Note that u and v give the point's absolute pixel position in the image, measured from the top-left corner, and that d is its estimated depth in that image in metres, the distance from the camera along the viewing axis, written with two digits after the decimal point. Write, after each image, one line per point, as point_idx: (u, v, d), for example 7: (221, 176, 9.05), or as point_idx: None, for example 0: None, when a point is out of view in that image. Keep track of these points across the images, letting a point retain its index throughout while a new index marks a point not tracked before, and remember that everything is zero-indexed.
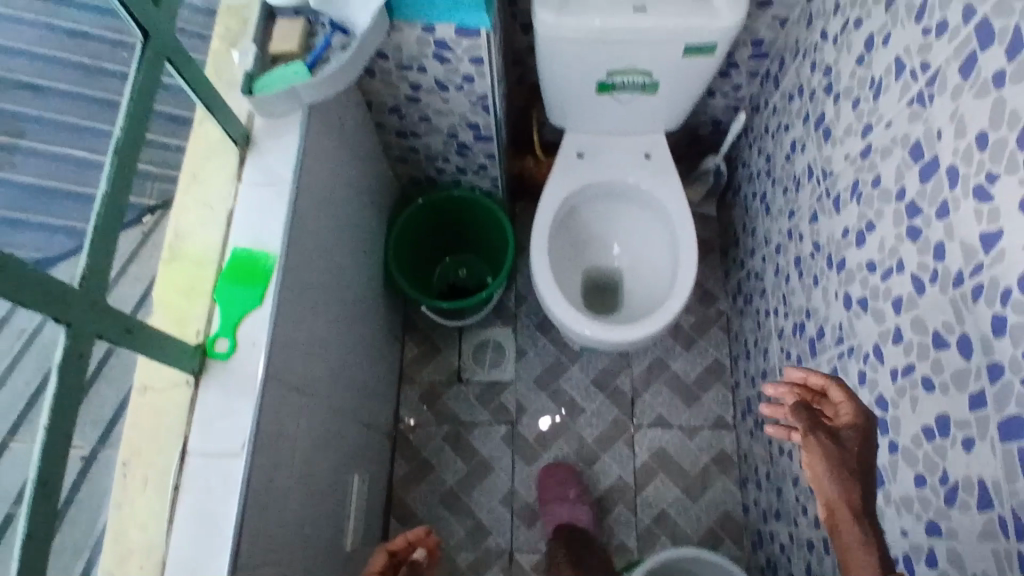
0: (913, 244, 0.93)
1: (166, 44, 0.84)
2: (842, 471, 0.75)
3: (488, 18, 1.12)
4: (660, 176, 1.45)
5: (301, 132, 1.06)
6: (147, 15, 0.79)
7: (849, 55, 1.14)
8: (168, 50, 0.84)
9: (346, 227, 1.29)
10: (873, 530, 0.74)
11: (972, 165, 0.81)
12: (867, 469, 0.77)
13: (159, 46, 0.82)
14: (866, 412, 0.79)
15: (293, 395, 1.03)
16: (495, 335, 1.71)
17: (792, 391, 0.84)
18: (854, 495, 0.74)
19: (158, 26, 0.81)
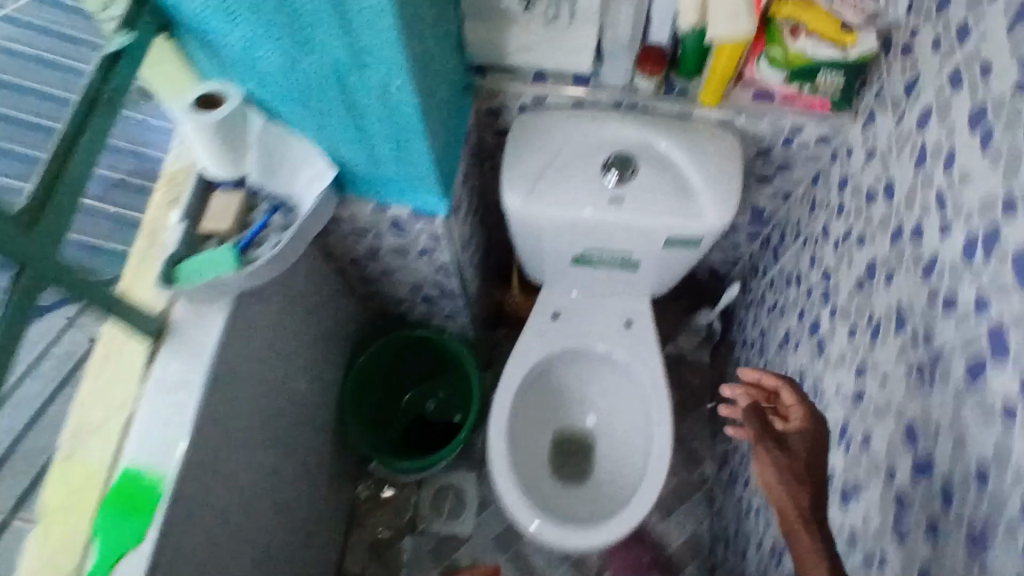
0: (899, 547, 0.79)
1: (45, 269, 0.75)
2: (793, 474, 0.82)
3: (446, 202, 1.01)
4: (639, 350, 1.33)
5: (222, 326, 0.97)
6: (11, 248, 0.70)
7: (849, 272, 1.00)
8: (49, 278, 0.75)
9: (284, 396, 1.19)
10: (823, 533, 0.77)
11: (971, 499, 0.68)
12: (816, 474, 0.82)
13: (32, 275, 0.73)
14: (813, 415, 0.87)
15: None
16: (458, 480, 1.62)
17: (746, 392, 0.93)
18: (800, 499, 0.80)
19: (29, 258, 0.72)
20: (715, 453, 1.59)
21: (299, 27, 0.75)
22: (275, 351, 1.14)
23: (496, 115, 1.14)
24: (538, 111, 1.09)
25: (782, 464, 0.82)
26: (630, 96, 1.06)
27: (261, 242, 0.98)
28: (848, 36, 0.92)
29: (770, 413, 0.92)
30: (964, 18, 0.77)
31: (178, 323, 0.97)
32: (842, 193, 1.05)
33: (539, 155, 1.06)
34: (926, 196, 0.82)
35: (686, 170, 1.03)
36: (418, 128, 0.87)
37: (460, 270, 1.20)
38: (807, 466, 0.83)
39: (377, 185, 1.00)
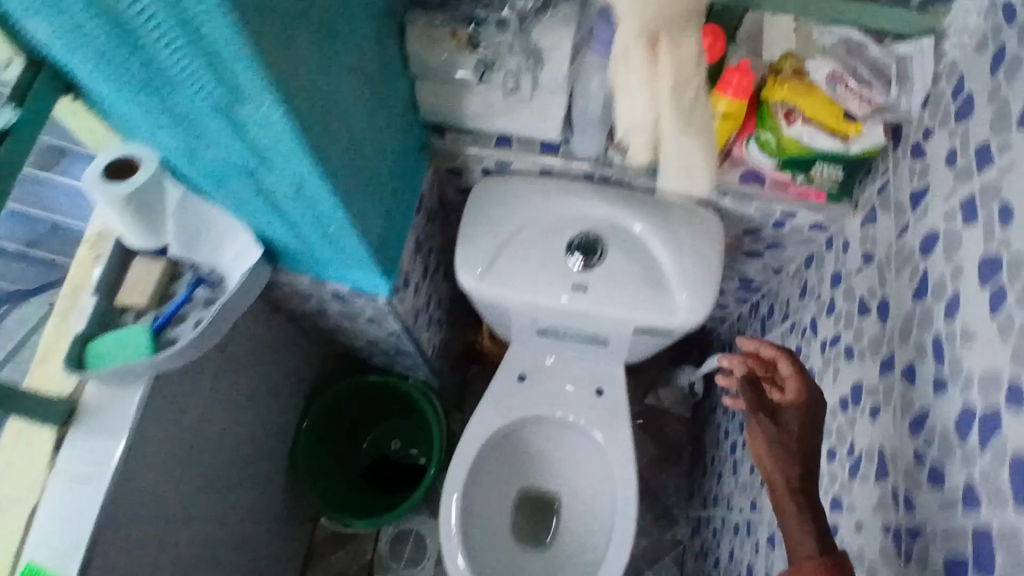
0: None
1: None
2: (783, 447, 0.74)
3: (388, 284, 0.91)
4: (611, 422, 1.23)
5: (137, 413, 0.90)
6: None
7: (835, 384, 0.90)
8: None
9: (219, 460, 1.12)
10: (813, 506, 0.70)
11: None
12: (809, 444, 0.75)
13: None
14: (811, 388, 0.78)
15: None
16: (418, 525, 1.55)
17: (744, 362, 0.85)
18: (792, 471, 0.71)
19: None
20: (690, 514, 1.50)
21: (184, 125, 0.63)
22: (208, 417, 1.06)
23: (458, 175, 1.03)
24: (500, 177, 0.97)
25: (770, 445, 0.74)
26: (603, 168, 0.94)
27: (182, 319, 0.90)
28: (852, 125, 0.79)
29: (766, 384, 0.84)
30: (985, 143, 0.64)
31: (88, 402, 0.89)
32: (834, 290, 0.94)
33: (498, 229, 0.95)
34: (922, 338, 0.72)
35: (659, 258, 0.93)
36: (344, 221, 0.76)
37: (415, 336, 1.10)
38: (801, 446, 0.74)
39: (311, 262, 0.90)
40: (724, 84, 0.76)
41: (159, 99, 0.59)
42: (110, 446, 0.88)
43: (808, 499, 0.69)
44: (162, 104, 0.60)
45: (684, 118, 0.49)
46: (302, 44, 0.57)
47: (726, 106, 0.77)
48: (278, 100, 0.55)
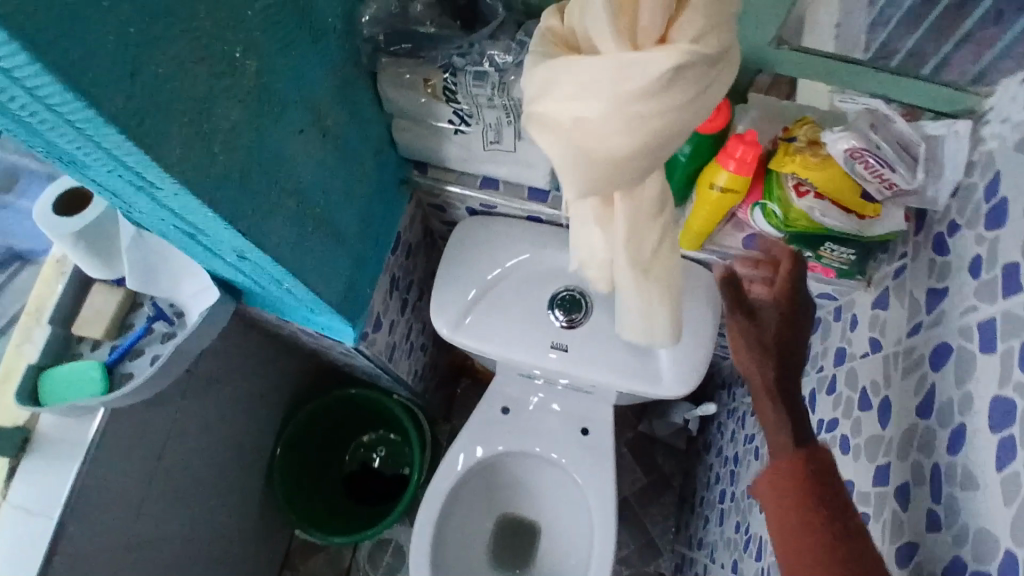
0: None
1: None
2: (760, 342, 0.64)
3: (355, 329, 0.85)
4: (595, 465, 1.18)
5: (91, 446, 0.86)
6: None
7: None
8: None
9: (187, 479, 1.09)
10: (793, 411, 0.61)
11: None
12: (794, 343, 0.64)
13: None
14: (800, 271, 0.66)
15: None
16: (398, 535, 1.52)
17: None
18: (768, 373, 0.63)
19: None
20: (674, 549, 1.46)
21: (107, 192, 0.56)
22: (175, 439, 1.04)
23: (442, 210, 0.97)
24: (484, 220, 0.91)
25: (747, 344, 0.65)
26: None
27: (139, 353, 0.86)
28: (871, 207, 0.72)
29: None
30: (1015, 265, 0.56)
31: (44, 433, 0.86)
32: (837, 369, 0.87)
33: (477, 277, 0.89)
34: (921, 461, 0.65)
35: None
36: (297, 281, 0.69)
37: (392, 369, 1.06)
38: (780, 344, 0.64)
39: (276, 304, 0.84)
40: (727, 153, 0.67)
41: (72, 168, 0.51)
42: (61, 480, 0.85)
43: (780, 390, 0.62)
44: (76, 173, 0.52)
45: (643, 272, 0.51)
46: (225, 125, 0.48)
47: (728, 178, 0.68)
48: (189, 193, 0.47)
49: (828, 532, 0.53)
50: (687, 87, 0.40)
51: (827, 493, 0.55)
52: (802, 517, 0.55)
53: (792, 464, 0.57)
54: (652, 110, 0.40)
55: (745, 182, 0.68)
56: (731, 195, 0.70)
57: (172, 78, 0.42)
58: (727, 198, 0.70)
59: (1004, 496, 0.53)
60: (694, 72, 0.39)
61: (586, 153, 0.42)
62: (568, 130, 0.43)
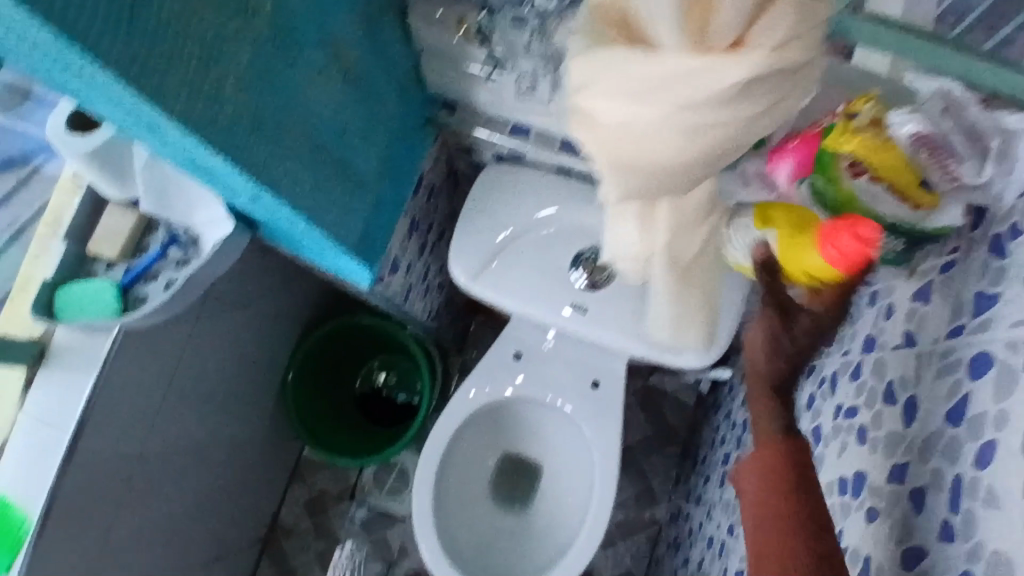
0: None
1: None
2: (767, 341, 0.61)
3: (372, 273, 0.83)
4: (602, 416, 1.18)
5: (104, 363, 0.87)
6: None
7: (837, 459, 0.82)
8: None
9: (199, 395, 1.12)
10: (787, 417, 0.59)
11: None
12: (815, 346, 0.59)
13: None
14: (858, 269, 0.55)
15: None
16: (404, 459, 1.57)
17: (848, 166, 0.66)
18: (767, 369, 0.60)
19: None
20: (671, 500, 1.48)
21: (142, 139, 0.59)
22: (189, 357, 1.05)
23: (469, 152, 0.92)
24: (510, 169, 0.87)
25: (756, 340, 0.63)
26: None
27: (154, 276, 0.85)
28: (927, 197, 0.65)
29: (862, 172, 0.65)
30: None
31: (59, 347, 0.87)
32: (864, 355, 0.84)
33: (501, 226, 0.86)
34: (941, 467, 0.63)
35: None
36: (310, 228, 0.67)
37: (407, 308, 1.05)
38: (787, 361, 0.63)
39: (292, 241, 0.82)
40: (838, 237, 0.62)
41: (99, 111, 0.55)
42: (74, 395, 0.86)
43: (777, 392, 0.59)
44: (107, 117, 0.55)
45: (682, 274, 0.55)
46: (234, 69, 0.50)
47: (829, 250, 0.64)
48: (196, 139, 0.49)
49: (794, 516, 0.54)
50: (752, 100, 0.44)
51: (798, 481, 0.55)
52: (768, 513, 0.55)
53: (768, 456, 0.57)
54: (706, 123, 0.44)
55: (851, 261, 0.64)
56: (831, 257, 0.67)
57: (167, 21, 0.43)
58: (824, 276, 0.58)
59: None
60: (756, 86, 0.43)
61: (630, 162, 0.46)
62: (620, 137, 0.46)
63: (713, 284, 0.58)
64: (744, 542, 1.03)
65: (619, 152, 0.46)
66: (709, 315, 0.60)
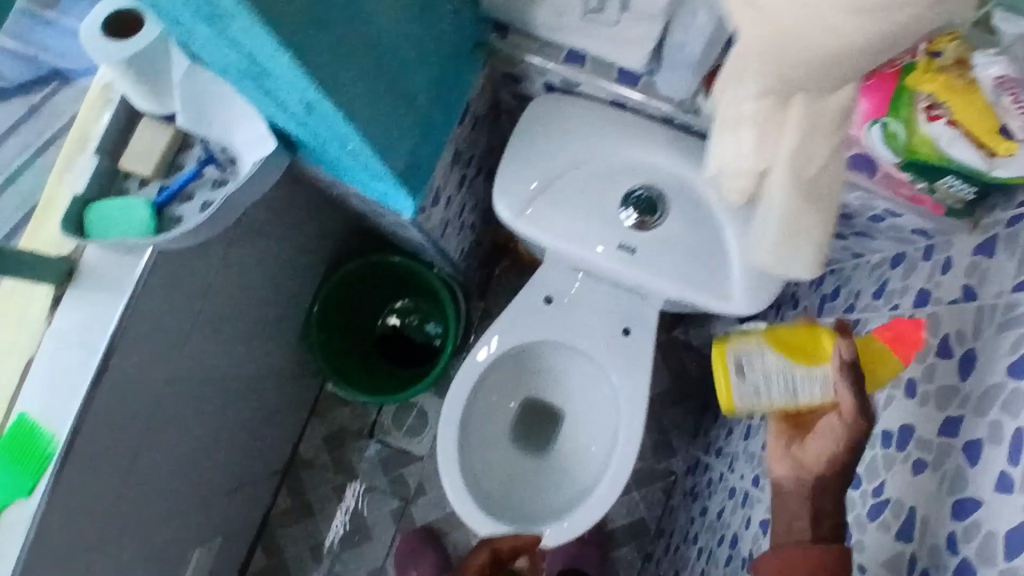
0: None
1: None
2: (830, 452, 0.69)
3: (415, 202, 0.80)
4: (631, 365, 1.17)
5: (136, 284, 0.84)
6: None
7: (881, 414, 0.81)
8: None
9: (227, 324, 1.11)
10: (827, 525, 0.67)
11: None
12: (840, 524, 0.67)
13: None
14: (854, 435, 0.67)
15: (81, 557, 0.96)
16: (423, 400, 1.58)
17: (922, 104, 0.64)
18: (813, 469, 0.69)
19: None
20: (688, 452, 1.49)
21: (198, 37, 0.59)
22: (218, 285, 1.04)
23: (516, 81, 0.88)
24: (560, 100, 0.83)
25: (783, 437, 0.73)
26: (684, 114, 0.77)
27: (189, 197, 0.82)
28: (1004, 144, 0.62)
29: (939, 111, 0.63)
30: None
31: (88, 266, 0.84)
32: (917, 310, 0.82)
33: (549, 160, 0.82)
34: (1000, 421, 0.61)
35: (727, 236, 0.79)
36: (360, 142, 0.65)
37: (441, 244, 1.02)
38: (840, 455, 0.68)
39: (334, 165, 0.79)
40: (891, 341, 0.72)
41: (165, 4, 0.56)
42: (107, 316, 0.84)
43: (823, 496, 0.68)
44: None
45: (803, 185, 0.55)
46: None
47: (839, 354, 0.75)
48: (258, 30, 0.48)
49: None
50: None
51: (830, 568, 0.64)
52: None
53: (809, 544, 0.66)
54: (881, 1, 0.38)
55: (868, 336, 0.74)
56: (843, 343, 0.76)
57: None
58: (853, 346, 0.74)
59: None
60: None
61: (788, 36, 0.42)
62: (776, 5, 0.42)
63: (834, 201, 0.57)
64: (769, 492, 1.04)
65: (772, 26, 0.42)
66: (825, 231, 0.59)
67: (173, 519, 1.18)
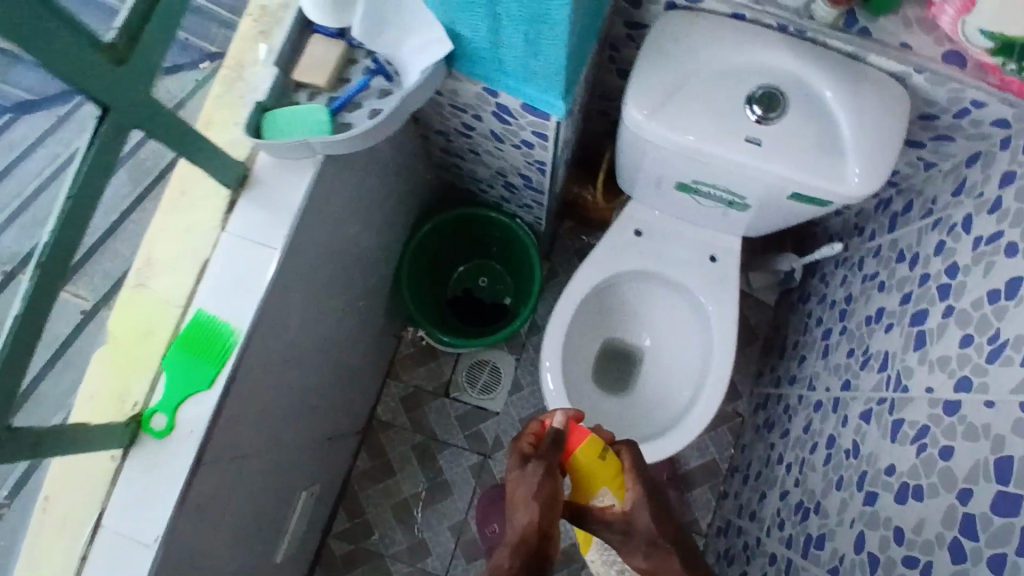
0: (950, 565, 0.82)
1: (139, 108, 0.71)
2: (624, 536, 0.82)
3: (564, 105, 0.90)
4: (717, 287, 1.26)
5: (306, 190, 0.92)
6: (103, 86, 0.66)
7: (983, 279, 0.92)
8: (134, 118, 0.72)
9: (347, 259, 1.18)
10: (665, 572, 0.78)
11: None
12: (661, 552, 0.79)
13: (121, 115, 0.70)
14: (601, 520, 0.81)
15: (230, 467, 1.01)
16: (495, 358, 1.65)
17: None
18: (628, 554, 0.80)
19: (121, 94, 0.68)
20: (755, 393, 1.58)
21: None
22: (351, 215, 1.11)
23: (636, 6, 0.98)
24: (683, 16, 0.93)
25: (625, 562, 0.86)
26: (799, 19, 0.89)
27: (357, 106, 0.91)
28: None
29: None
30: None
31: (261, 174, 0.92)
32: (1004, 189, 0.94)
33: (677, 67, 0.92)
34: None
35: (839, 125, 0.91)
36: (549, 26, 0.75)
37: (554, 171, 1.13)
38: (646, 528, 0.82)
39: (490, 71, 0.89)
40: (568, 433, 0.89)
41: None
42: (282, 217, 0.92)
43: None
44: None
45: None
46: None
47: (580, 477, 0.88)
48: None
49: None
50: None
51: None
52: None
53: None
54: None
55: (574, 463, 0.88)
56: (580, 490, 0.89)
57: None
58: (593, 480, 0.87)
59: None
60: None
61: None
62: None
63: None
64: (864, 388, 1.13)
65: None
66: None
67: (286, 454, 1.22)
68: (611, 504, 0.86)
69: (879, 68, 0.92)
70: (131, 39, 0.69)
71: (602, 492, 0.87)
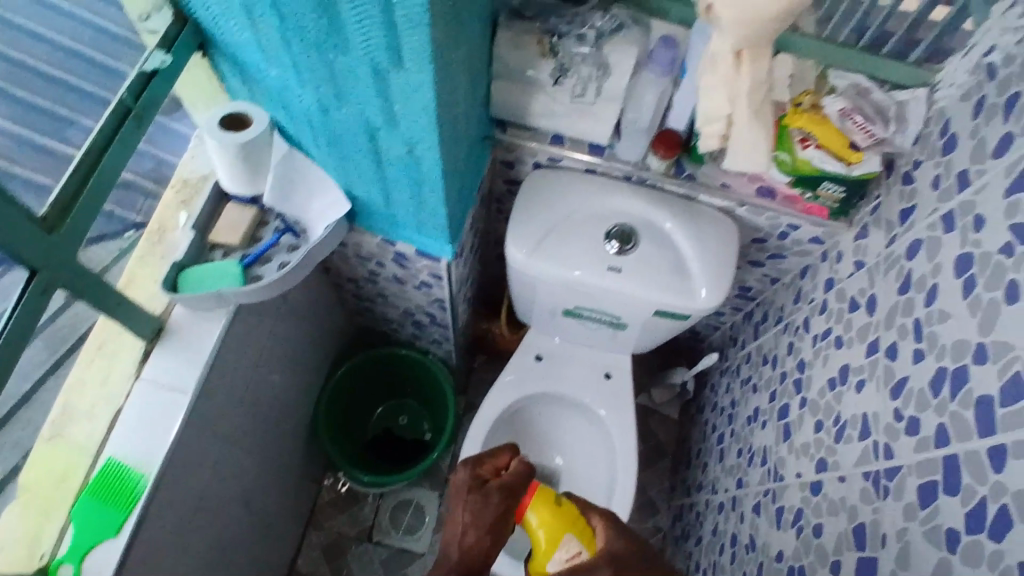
0: None
1: (65, 270, 0.82)
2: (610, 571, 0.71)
3: (451, 248, 1.05)
4: (615, 402, 1.37)
5: (219, 336, 1.01)
6: (36, 251, 0.76)
7: (823, 370, 1.08)
8: (61, 278, 0.81)
9: (263, 403, 1.23)
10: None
11: None
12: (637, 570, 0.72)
13: (49, 275, 0.80)
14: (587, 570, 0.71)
15: None
16: (418, 496, 1.66)
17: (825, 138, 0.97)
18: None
19: (48, 259, 0.79)
20: (671, 505, 1.64)
21: (320, 107, 0.83)
22: (266, 359, 1.19)
23: (511, 167, 1.18)
24: (548, 172, 1.13)
25: None
26: (638, 171, 1.10)
27: (267, 259, 1.02)
28: (854, 154, 0.97)
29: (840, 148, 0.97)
30: (965, 169, 0.83)
31: (176, 325, 1.01)
32: (827, 294, 1.12)
33: (548, 213, 1.10)
34: (905, 322, 0.90)
35: (683, 253, 1.08)
36: (424, 194, 0.92)
37: (455, 306, 1.25)
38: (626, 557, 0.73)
39: (386, 222, 1.03)
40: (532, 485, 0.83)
41: (308, 86, 0.80)
42: (194, 364, 0.99)
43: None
44: (316, 83, 0.78)
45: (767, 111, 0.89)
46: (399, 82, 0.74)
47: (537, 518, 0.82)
48: (404, 108, 0.76)
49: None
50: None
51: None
52: None
53: None
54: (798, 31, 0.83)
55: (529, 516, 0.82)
56: (542, 549, 0.81)
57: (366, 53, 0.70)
58: (556, 531, 0.80)
59: (973, 310, 0.77)
60: None
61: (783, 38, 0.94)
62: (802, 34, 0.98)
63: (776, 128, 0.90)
64: (752, 483, 1.23)
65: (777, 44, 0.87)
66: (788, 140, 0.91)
67: None
68: (579, 551, 0.79)
69: (710, 204, 1.12)
70: (62, 212, 0.80)
71: (567, 541, 0.80)
